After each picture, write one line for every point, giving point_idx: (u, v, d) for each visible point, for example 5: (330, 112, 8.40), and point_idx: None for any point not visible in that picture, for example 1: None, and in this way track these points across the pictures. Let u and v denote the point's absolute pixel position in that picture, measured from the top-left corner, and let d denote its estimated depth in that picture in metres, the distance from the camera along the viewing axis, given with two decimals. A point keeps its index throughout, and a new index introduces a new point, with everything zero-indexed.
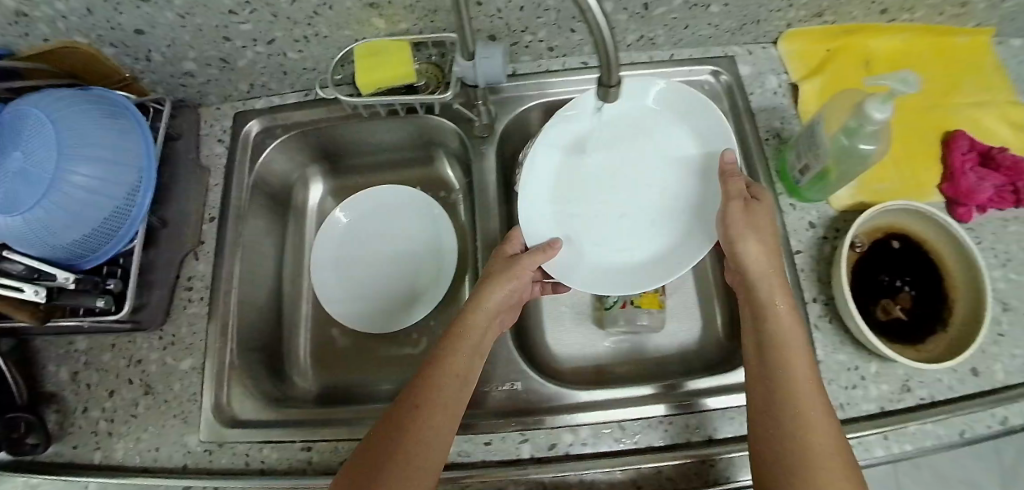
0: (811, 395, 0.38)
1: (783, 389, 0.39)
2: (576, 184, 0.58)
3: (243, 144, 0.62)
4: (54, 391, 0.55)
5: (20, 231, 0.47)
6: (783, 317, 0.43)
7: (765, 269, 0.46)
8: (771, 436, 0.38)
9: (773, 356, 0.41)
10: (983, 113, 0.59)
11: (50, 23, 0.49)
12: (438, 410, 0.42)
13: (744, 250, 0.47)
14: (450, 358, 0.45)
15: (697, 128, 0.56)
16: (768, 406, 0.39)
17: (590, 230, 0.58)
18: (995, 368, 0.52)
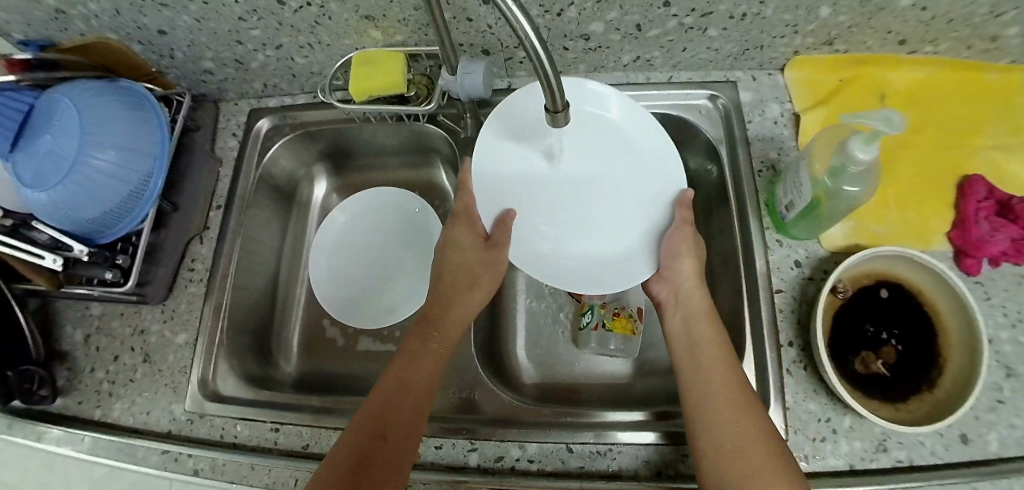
0: (743, 404, 0.42)
1: (721, 403, 0.42)
2: (533, 184, 0.56)
3: (253, 139, 0.67)
4: (69, 350, 0.61)
5: (45, 206, 0.52)
6: (706, 333, 0.47)
7: (692, 286, 0.50)
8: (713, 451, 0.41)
9: (705, 369, 0.45)
10: (1006, 157, 0.55)
11: (85, 20, 0.56)
12: (411, 391, 0.46)
13: (676, 271, 0.51)
14: (430, 347, 0.50)
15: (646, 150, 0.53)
16: (706, 421, 0.42)
17: (548, 231, 0.56)
18: (988, 438, 0.47)
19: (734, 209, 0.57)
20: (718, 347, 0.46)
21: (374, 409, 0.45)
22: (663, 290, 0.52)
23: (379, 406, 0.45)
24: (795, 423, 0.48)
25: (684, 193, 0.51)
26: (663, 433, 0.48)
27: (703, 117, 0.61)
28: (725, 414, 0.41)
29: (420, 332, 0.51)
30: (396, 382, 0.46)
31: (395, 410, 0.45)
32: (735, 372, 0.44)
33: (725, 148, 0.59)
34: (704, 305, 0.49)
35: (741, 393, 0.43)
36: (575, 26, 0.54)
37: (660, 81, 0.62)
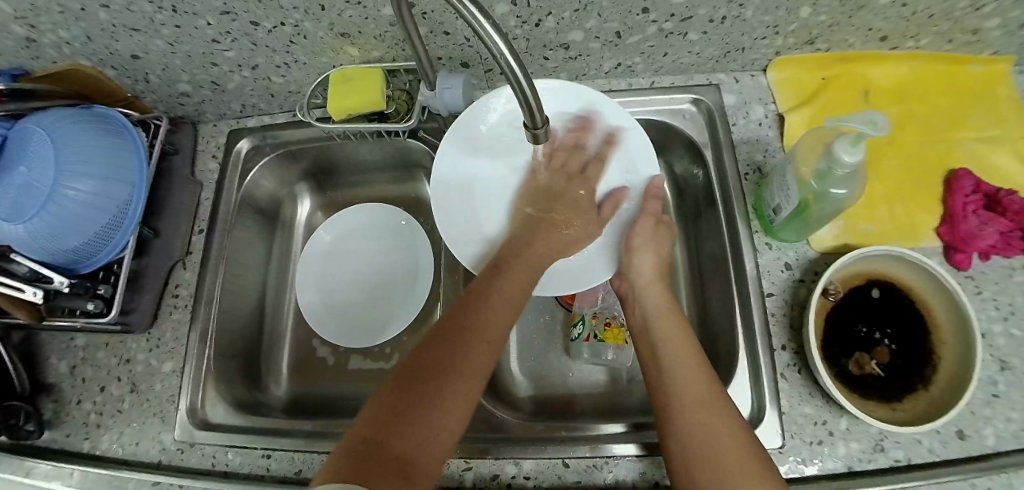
0: (710, 401, 0.40)
1: (686, 400, 0.40)
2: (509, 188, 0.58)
3: (234, 160, 0.66)
4: (54, 382, 0.60)
5: (20, 240, 0.51)
6: (667, 325, 0.47)
7: (649, 279, 0.52)
8: (681, 454, 0.38)
9: (668, 367, 0.43)
10: (991, 150, 0.55)
11: (57, 48, 0.55)
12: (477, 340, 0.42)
13: (636, 272, 0.53)
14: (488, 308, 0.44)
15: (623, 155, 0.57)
16: (673, 421, 0.40)
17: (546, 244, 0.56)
18: (984, 433, 0.46)
19: (721, 213, 0.57)
20: (681, 346, 0.45)
21: (413, 377, 0.38)
22: (623, 285, 0.54)
23: (422, 375, 0.38)
24: (792, 427, 0.48)
25: (654, 180, 0.55)
26: (642, 444, 0.48)
27: (687, 122, 0.61)
28: (689, 412, 0.39)
29: (476, 299, 0.45)
30: (441, 348, 0.41)
31: (436, 382, 0.38)
32: (698, 369, 0.43)
33: (711, 151, 0.59)
34: (666, 306, 0.49)
35: (705, 386, 0.41)
36: (554, 36, 0.53)
37: (643, 87, 0.62)
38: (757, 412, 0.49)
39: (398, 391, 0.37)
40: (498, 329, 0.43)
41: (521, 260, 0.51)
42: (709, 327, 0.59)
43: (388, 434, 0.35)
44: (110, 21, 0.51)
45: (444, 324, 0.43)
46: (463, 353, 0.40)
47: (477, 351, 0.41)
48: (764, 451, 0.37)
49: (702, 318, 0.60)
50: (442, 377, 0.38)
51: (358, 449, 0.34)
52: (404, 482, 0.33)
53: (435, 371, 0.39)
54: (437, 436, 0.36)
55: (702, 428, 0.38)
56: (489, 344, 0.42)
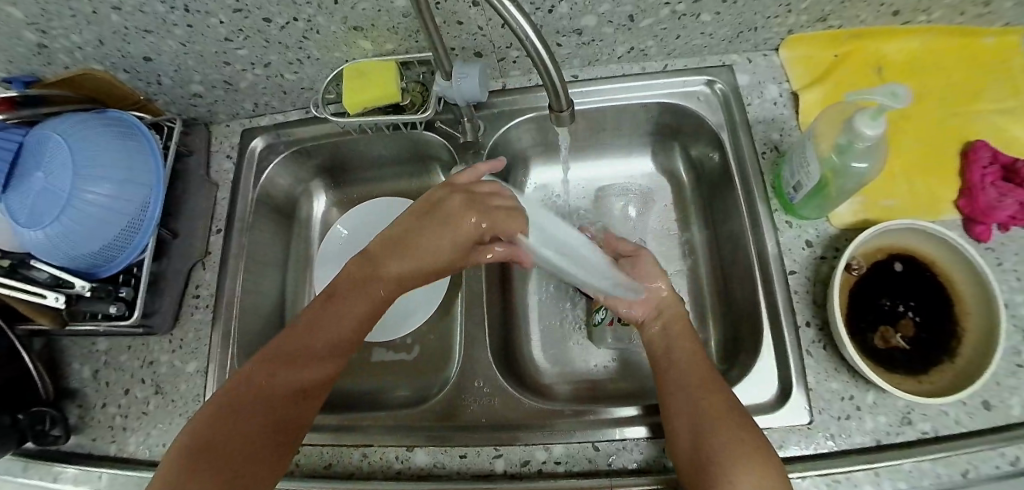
0: (714, 388, 0.43)
1: (690, 384, 0.44)
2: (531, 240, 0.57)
3: (249, 160, 0.66)
4: (78, 388, 0.60)
5: (42, 246, 0.51)
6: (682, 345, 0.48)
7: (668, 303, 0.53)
8: (686, 431, 0.41)
9: (675, 361, 0.47)
10: (1008, 122, 0.55)
11: (70, 53, 0.55)
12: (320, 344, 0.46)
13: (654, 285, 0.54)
14: (340, 312, 0.48)
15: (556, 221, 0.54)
16: (678, 406, 0.43)
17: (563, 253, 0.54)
18: (1010, 403, 0.46)
19: (739, 193, 0.57)
20: (685, 346, 0.48)
21: (252, 386, 0.43)
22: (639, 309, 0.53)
23: (261, 383, 0.43)
24: (819, 403, 0.48)
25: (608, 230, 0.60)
26: (656, 426, 0.48)
27: (701, 103, 0.61)
28: (695, 392, 0.43)
29: (324, 306, 0.49)
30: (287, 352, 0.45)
31: (287, 388, 0.44)
32: (702, 363, 0.46)
33: (727, 133, 0.59)
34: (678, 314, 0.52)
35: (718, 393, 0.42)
36: (566, 22, 0.53)
37: (655, 70, 0.62)
38: (785, 388, 0.49)
39: (240, 393, 0.42)
40: (352, 338, 0.48)
41: (393, 263, 0.51)
42: (731, 306, 0.59)
43: (218, 432, 0.40)
44: (122, 23, 0.50)
45: (289, 334, 0.47)
46: (303, 359, 0.45)
47: (318, 355, 0.46)
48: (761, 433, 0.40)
49: (723, 299, 0.61)
50: (280, 386, 0.43)
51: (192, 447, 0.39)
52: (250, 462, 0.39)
53: (284, 376, 0.44)
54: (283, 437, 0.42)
55: (704, 407, 0.42)
56: (340, 353, 0.47)
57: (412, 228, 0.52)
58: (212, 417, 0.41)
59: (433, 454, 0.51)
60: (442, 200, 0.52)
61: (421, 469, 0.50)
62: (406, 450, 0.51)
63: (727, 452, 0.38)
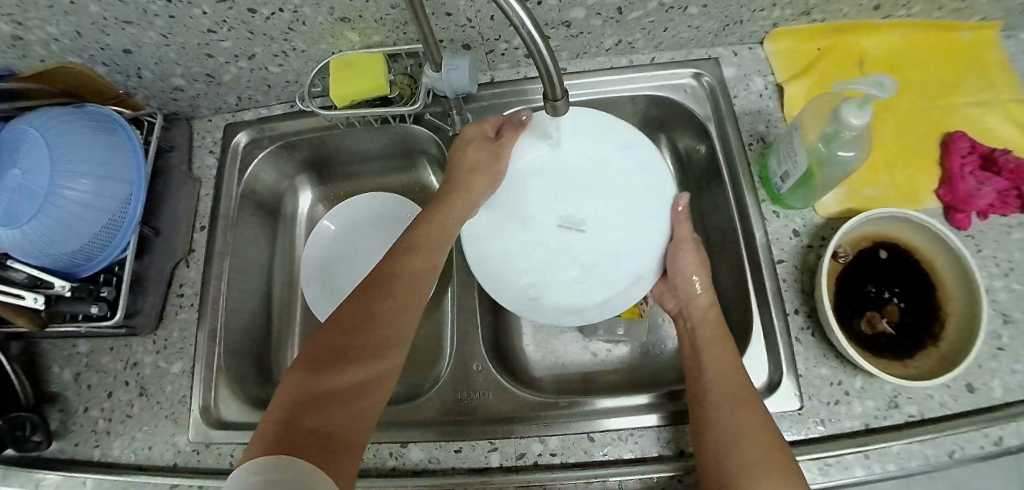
0: (738, 399, 0.42)
1: (720, 394, 0.42)
2: (562, 226, 0.56)
3: (233, 155, 0.65)
4: (58, 392, 0.58)
5: (19, 244, 0.49)
6: (721, 350, 0.46)
7: (704, 308, 0.50)
8: (709, 440, 0.41)
9: (705, 369, 0.45)
10: (985, 113, 0.57)
11: (45, 45, 0.53)
12: (385, 328, 0.42)
13: (688, 286, 0.52)
14: (396, 295, 0.44)
15: (600, 215, 0.56)
16: (704, 414, 0.42)
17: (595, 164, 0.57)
18: (992, 385, 0.48)
19: (727, 183, 0.57)
20: (721, 350, 0.46)
21: (323, 372, 0.37)
22: (672, 301, 0.54)
23: (332, 370, 0.37)
24: (809, 389, 0.49)
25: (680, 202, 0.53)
26: (665, 414, 0.49)
27: (688, 96, 0.61)
28: (723, 408, 0.41)
29: (377, 285, 0.44)
30: (349, 335, 0.40)
31: (360, 376, 0.39)
32: (735, 371, 0.44)
33: (714, 125, 0.60)
34: (715, 319, 0.49)
35: (743, 399, 0.42)
36: (556, 14, 0.53)
37: (643, 63, 0.62)
38: (776, 375, 0.50)
39: (312, 378, 0.37)
40: (406, 323, 0.43)
41: (428, 243, 0.49)
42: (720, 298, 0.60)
43: (298, 422, 0.34)
44: (101, 14, 0.49)
45: (346, 314, 0.42)
46: (372, 344, 0.40)
47: (385, 343, 0.41)
48: (786, 443, 0.39)
49: None
50: (353, 374, 0.38)
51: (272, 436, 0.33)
52: (330, 459, 0.32)
53: (347, 368, 0.38)
54: (356, 429, 0.36)
55: (734, 420, 0.40)
56: (397, 338, 0.42)
57: (443, 191, 0.53)
58: (287, 405, 0.35)
59: (428, 449, 0.50)
60: (458, 153, 0.55)
61: (416, 466, 0.49)
62: (401, 446, 0.50)
63: (744, 472, 0.37)
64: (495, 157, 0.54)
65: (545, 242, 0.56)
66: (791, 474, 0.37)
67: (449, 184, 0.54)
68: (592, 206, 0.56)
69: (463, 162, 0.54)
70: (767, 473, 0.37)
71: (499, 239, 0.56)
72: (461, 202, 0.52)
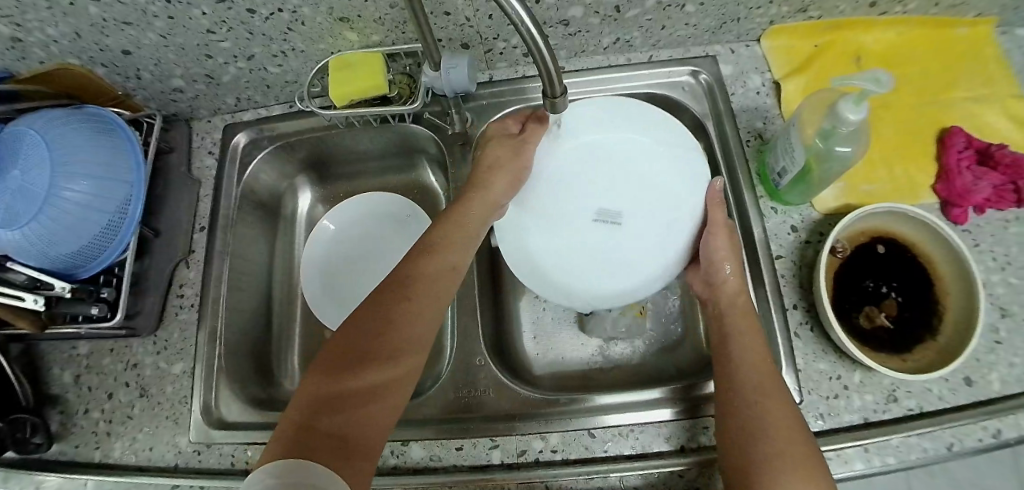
0: (767, 388, 0.41)
1: (753, 385, 0.42)
2: (597, 218, 0.55)
3: (232, 156, 0.65)
4: (58, 394, 0.58)
5: (19, 245, 0.49)
6: (751, 339, 0.45)
7: (734, 296, 0.49)
8: (739, 430, 0.40)
9: (736, 356, 0.45)
10: (981, 108, 0.57)
11: (44, 47, 0.53)
12: (403, 331, 0.42)
13: (720, 272, 0.50)
14: (417, 298, 0.44)
15: (636, 204, 0.55)
16: (733, 403, 0.42)
17: (630, 153, 0.56)
18: (990, 378, 0.48)
19: (725, 180, 0.58)
20: (753, 341, 0.45)
21: (341, 375, 0.38)
22: (704, 288, 0.53)
23: (349, 375, 0.38)
24: (809, 384, 0.49)
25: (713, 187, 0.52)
26: (668, 410, 0.49)
27: (686, 94, 0.62)
28: (754, 398, 0.41)
29: (398, 286, 0.44)
30: (367, 338, 0.40)
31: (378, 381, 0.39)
32: (766, 361, 0.44)
33: (712, 122, 0.60)
34: (744, 305, 0.48)
35: (776, 392, 0.41)
36: (554, 13, 0.54)
37: (641, 61, 0.63)
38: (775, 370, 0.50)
39: (329, 381, 0.38)
40: (428, 324, 0.44)
41: (450, 242, 0.49)
42: None
43: (315, 425, 0.35)
44: (100, 15, 0.49)
45: (366, 315, 0.42)
46: (390, 349, 0.41)
47: (403, 347, 0.41)
48: (812, 434, 0.39)
49: None
50: (370, 379, 0.39)
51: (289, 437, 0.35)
52: (345, 464, 0.34)
53: (364, 372, 0.39)
54: (371, 433, 0.38)
55: (767, 411, 0.40)
56: (418, 340, 0.43)
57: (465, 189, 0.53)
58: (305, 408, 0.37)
59: (429, 447, 0.50)
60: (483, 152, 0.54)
61: (417, 464, 0.50)
62: (401, 444, 0.50)
63: (776, 459, 0.37)
64: (516, 154, 0.54)
65: (581, 234, 0.55)
66: (818, 466, 0.37)
67: (471, 184, 0.53)
68: (627, 196, 0.55)
69: (488, 159, 0.54)
70: (798, 462, 0.37)
71: (537, 235, 0.56)
72: (479, 203, 0.52)
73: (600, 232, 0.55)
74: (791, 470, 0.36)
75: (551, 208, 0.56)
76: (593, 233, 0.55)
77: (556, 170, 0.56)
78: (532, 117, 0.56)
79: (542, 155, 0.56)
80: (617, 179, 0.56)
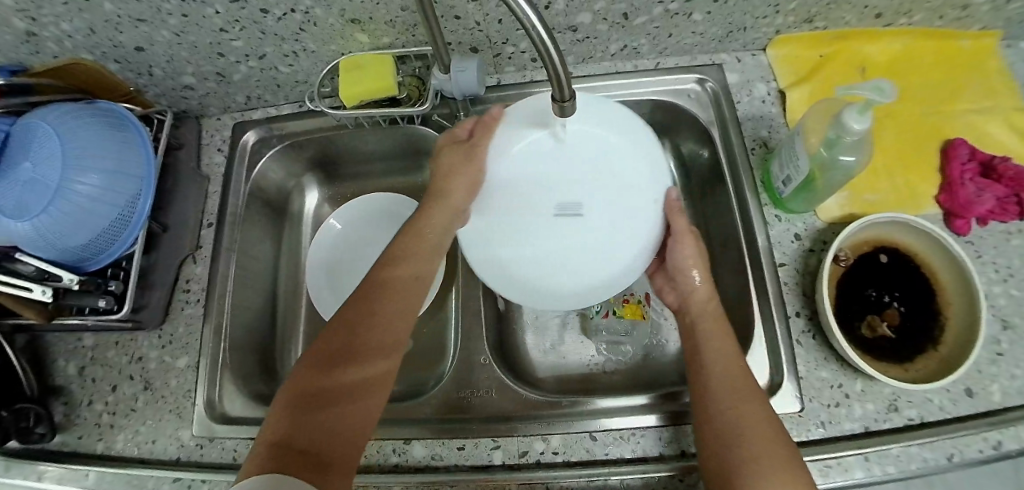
0: (744, 393, 0.42)
1: (728, 389, 0.42)
2: (567, 217, 0.52)
3: (241, 153, 0.66)
4: (62, 385, 0.59)
5: (28, 237, 0.49)
6: (721, 345, 0.46)
7: (704, 303, 0.50)
8: (717, 435, 0.40)
9: (708, 361, 0.45)
10: (984, 120, 0.57)
11: (58, 42, 0.54)
12: (375, 340, 0.44)
13: (687, 281, 0.51)
14: (387, 308, 0.46)
15: (609, 201, 0.51)
16: (708, 408, 0.42)
17: (601, 143, 0.51)
18: (991, 390, 0.48)
19: (730, 188, 0.58)
20: (725, 346, 0.46)
21: (316, 387, 0.41)
22: (673, 296, 0.54)
23: (324, 385, 0.41)
24: (810, 391, 0.49)
25: (670, 193, 0.51)
26: (670, 414, 0.49)
27: (692, 101, 0.62)
28: (728, 402, 0.41)
29: (368, 299, 0.46)
30: (341, 351, 0.43)
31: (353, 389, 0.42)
32: (737, 364, 0.44)
33: (717, 130, 0.61)
34: (715, 310, 0.49)
35: (751, 396, 0.42)
36: (563, 19, 0.54)
37: (648, 68, 0.63)
38: (777, 376, 0.50)
39: (306, 394, 0.40)
40: (401, 330, 0.46)
41: (417, 254, 0.51)
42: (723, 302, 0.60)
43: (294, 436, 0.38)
44: (115, 12, 0.50)
45: (337, 328, 0.44)
46: (362, 358, 0.43)
47: (375, 355, 0.44)
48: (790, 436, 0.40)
49: None
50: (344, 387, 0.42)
51: (270, 449, 0.37)
52: (324, 470, 0.37)
53: (339, 382, 0.42)
54: (350, 437, 0.40)
55: (744, 416, 0.40)
56: (390, 346, 0.45)
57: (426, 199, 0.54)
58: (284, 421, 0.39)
59: (431, 446, 0.50)
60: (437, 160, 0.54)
61: (419, 462, 0.50)
62: (403, 443, 0.51)
63: (754, 463, 0.37)
64: (468, 158, 0.53)
65: (554, 236, 0.52)
66: (799, 470, 0.37)
67: (430, 194, 0.54)
68: (599, 191, 0.51)
69: (439, 168, 0.53)
70: (778, 466, 0.37)
71: (503, 241, 0.53)
72: (440, 212, 0.52)
73: (573, 233, 0.52)
74: (772, 473, 0.37)
75: (511, 210, 0.53)
76: (569, 233, 0.52)
77: (509, 171, 0.53)
78: (482, 120, 0.54)
79: (493, 157, 0.53)
80: (589, 174, 0.52)
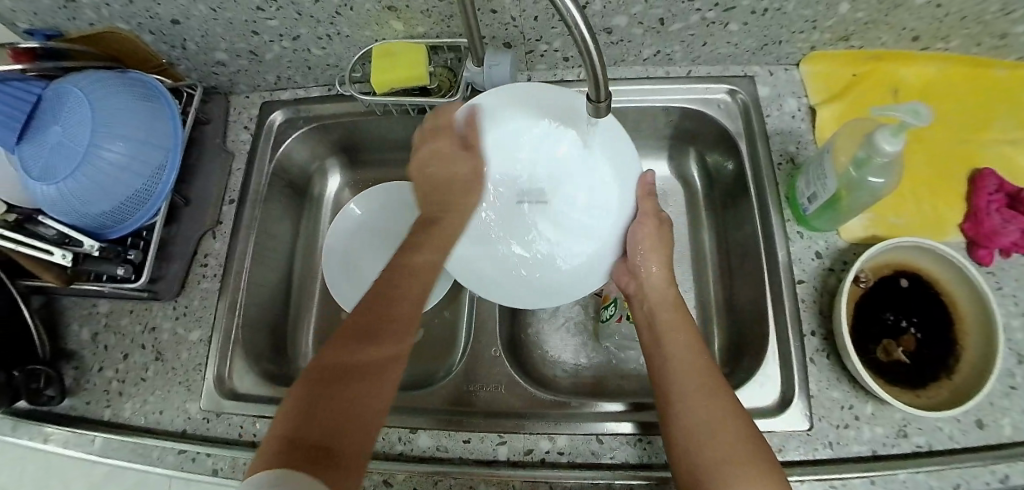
0: (706, 391, 0.41)
1: (691, 389, 0.41)
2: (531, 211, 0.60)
3: (266, 133, 0.66)
4: (74, 350, 0.59)
5: (54, 200, 0.50)
6: (683, 345, 0.45)
7: (665, 300, 0.50)
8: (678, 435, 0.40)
9: (670, 361, 0.45)
10: (1015, 152, 0.57)
11: (96, 10, 0.55)
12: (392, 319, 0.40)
13: (644, 267, 0.52)
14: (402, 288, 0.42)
15: (568, 200, 0.59)
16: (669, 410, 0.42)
17: (555, 149, 0.59)
18: (1002, 423, 0.48)
19: (754, 202, 0.58)
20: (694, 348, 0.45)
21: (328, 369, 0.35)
22: (631, 282, 0.54)
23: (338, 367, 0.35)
24: (820, 411, 0.49)
25: (645, 176, 0.55)
26: None
27: (721, 111, 0.62)
28: (687, 402, 0.41)
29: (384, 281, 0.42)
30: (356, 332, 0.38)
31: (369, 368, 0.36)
32: (701, 364, 0.44)
33: (744, 142, 0.60)
34: (673, 304, 0.50)
35: (714, 394, 0.41)
36: (599, 20, 0.54)
37: (679, 75, 0.63)
38: (787, 393, 0.50)
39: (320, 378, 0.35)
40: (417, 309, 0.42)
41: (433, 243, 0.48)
42: (737, 315, 0.60)
43: (305, 425, 0.32)
44: None
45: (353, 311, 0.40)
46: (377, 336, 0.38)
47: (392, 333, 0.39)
48: (761, 432, 0.39)
49: (729, 305, 0.62)
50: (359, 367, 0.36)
51: (277, 442, 0.31)
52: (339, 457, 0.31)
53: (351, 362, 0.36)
54: (367, 421, 0.34)
55: (703, 416, 0.39)
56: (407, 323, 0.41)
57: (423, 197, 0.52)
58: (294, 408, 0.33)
59: (438, 437, 0.50)
60: (428, 157, 0.52)
61: (423, 452, 0.50)
62: (409, 432, 0.51)
63: (714, 466, 0.36)
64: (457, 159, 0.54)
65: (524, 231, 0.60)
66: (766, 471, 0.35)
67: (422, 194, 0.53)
68: (554, 190, 0.60)
69: (430, 171, 0.53)
70: (732, 468, 0.36)
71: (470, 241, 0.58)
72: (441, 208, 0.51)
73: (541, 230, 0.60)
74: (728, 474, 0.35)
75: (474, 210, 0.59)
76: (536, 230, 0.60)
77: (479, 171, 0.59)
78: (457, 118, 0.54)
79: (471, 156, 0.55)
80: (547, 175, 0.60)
